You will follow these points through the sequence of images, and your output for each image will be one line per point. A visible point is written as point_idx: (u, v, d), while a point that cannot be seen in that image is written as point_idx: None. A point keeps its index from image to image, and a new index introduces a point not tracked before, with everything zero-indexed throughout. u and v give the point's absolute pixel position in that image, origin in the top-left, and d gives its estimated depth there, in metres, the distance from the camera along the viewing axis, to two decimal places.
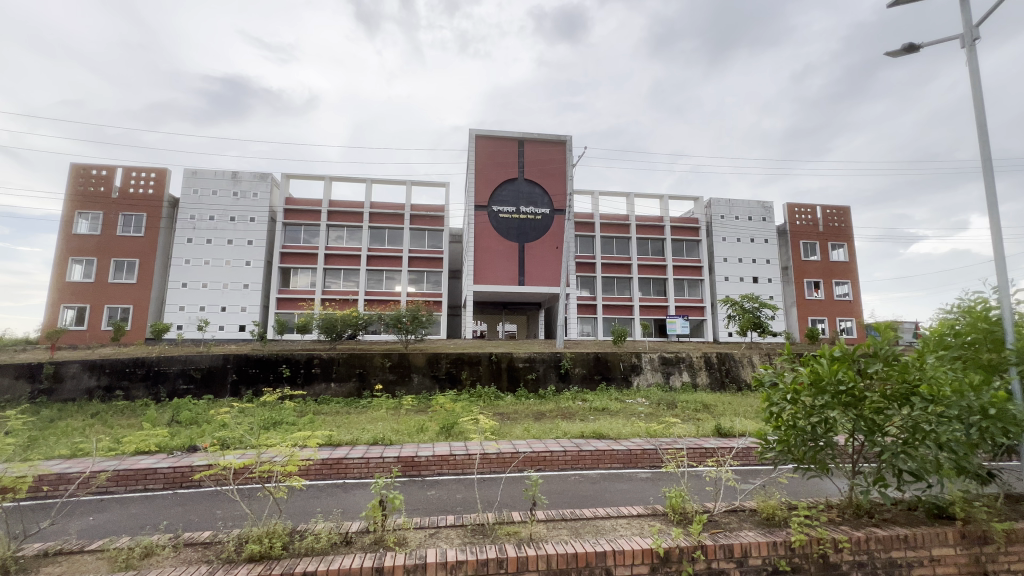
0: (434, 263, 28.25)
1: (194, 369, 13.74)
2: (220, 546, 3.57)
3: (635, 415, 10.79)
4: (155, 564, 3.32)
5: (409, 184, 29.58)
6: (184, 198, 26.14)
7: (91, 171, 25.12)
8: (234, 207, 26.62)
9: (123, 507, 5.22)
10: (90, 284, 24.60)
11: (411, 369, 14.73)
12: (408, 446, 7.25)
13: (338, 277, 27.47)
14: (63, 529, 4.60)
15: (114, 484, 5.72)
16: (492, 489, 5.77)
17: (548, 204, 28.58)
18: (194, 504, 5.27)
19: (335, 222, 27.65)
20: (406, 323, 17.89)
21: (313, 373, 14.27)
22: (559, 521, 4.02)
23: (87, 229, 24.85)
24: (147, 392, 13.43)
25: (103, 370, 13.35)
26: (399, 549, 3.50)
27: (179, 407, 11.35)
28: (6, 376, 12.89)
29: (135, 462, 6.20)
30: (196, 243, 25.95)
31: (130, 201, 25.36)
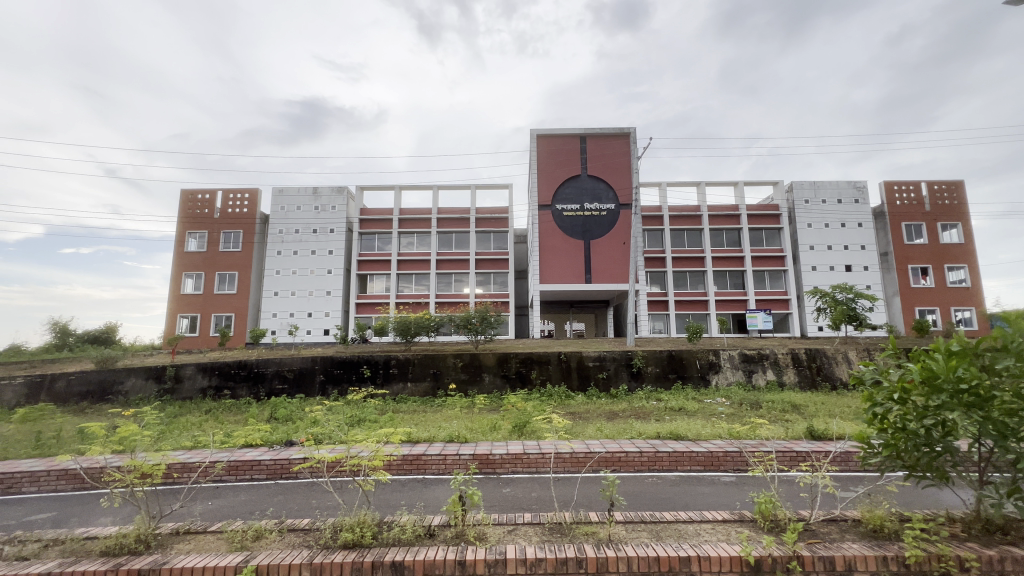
0: (501, 264, 28.67)
1: (287, 370, 15.04)
2: (318, 533, 3.88)
3: (715, 415, 10.23)
4: (264, 546, 3.67)
5: (473, 188, 30.27)
6: (273, 214, 28.68)
7: (197, 195, 28.25)
8: (316, 220, 28.79)
9: (235, 494, 5.85)
10: (200, 295, 27.72)
11: (482, 368, 15.10)
12: (482, 444, 7.43)
13: (410, 281, 28.76)
14: (190, 510, 5.24)
15: (226, 473, 6.42)
16: (568, 489, 5.76)
17: (613, 198, 28.00)
18: (292, 494, 5.77)
19: (406, 229, 28.95)
20: (475, 324, 18.30)
21: (391, 373, 15.10)
22: (638, 523, 3.93)
23: (196, 247, 28.05)
24: (250, 392, 14.89)
25: (213, 372, 14.99)
26: (480, 544, 3.60)
27: (276, 405, 12.45)
28: (138, 377, 14.85)
29: (243, 454, 6.91)
30: (285, 255, 28.39)
31: (230, 220, 28.27)
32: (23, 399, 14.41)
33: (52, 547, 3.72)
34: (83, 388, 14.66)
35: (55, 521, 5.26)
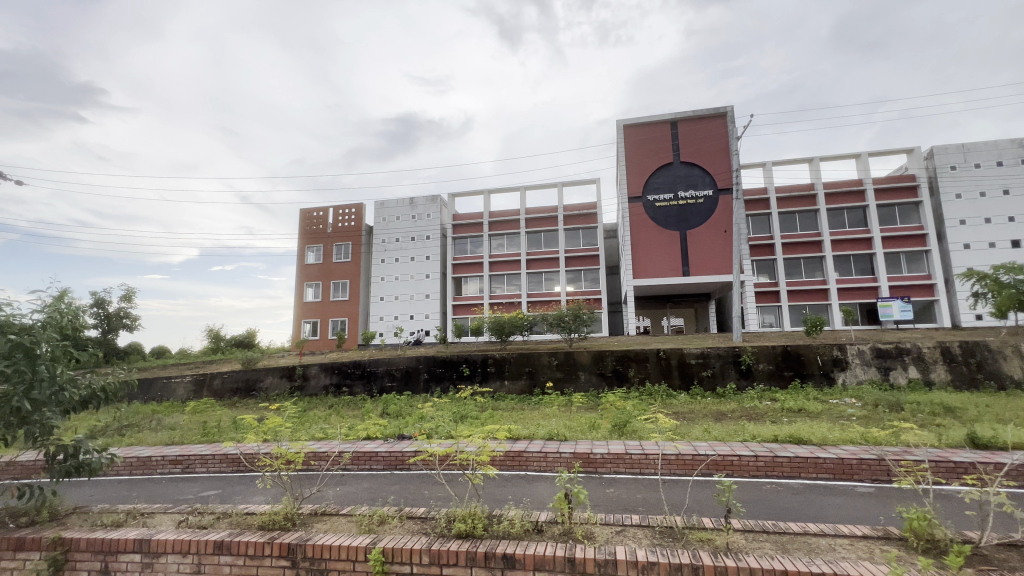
0: (591, 260, 28.25)
1: (395, 369, 16.25)
2: (434, 521, 4.14)
3: (845, 418, 9.11)
4: (388, 530, 4.01)
5: (560, 186, 30.19)
6: (377, 225, 31.17)
7: (313, 213, 31.61)
8: (414, 228, 30.72)
9: (359, 482, 6.46)
10: (319, 302, 30.96)
11: (578, 367, 14.99)
12: (582, 443, 7.40)
13: (502, 282, 29.51)
14: (325, 494, 5.90)
15: (351, 463, 7.11)
16: (677, 493, 5.50)
17: (710, 184, 26.20)
18: (407, 484, 6.24)
19: (496, 231, 29.73)
20: (568, 322, 18.22)
21: (488, 372, 15.63)
22: (759, 533, 3.64)
23: (314, 260, 31.38)
24: (365, 388, 16.34)
25: (334, 371, 16.66)
26: (588, 542, 3.59)
27: (388, 401, 13.50)
28: (275, 375, 17.01)
29: (363, 445, 7.61)
30: (388, 262, 30.69)
31: (340, 233, 31.24)
32: (191, 394, 17.23)
33: (223, 519, 4.41)
34: (233, 385, 17.12)
35: (222, 497, 6.22)
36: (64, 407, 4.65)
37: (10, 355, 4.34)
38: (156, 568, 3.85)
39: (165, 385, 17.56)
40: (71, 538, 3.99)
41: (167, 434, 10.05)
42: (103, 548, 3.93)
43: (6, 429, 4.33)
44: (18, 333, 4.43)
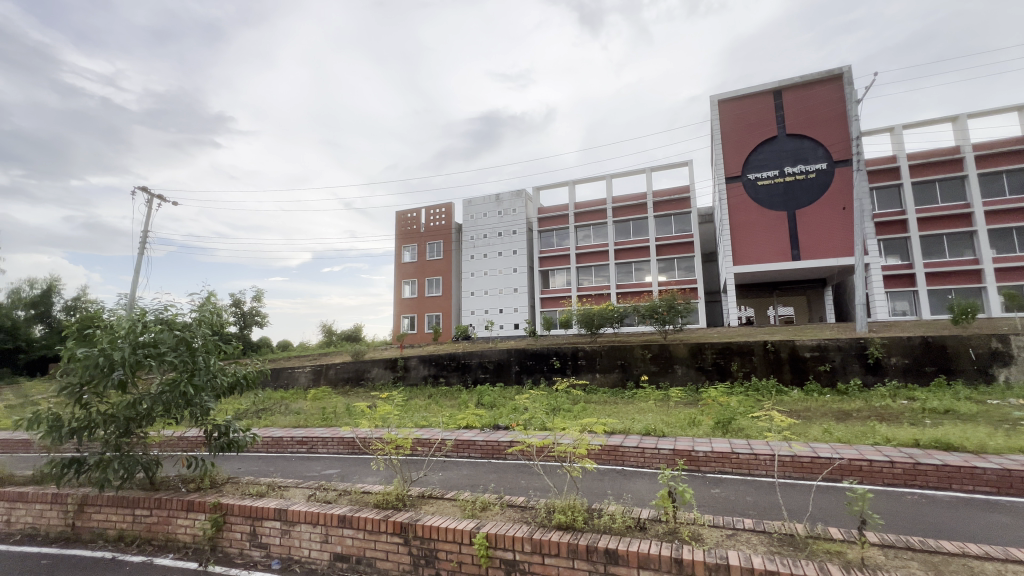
0: (684, 248, 26.74)
1: (487, 361, 16.78)
2: (534, 510, 4.21)
3: (1010, 422, 7.67)
4: (490, 516, 4.16)
5: (648, 171, 28.90)
6: (466, 223, 32.31)
7: (407, 214, 33.57)
8: (501, 224, 31.36)
9: (460, 469, 6.79)
10: (416, 298, 32.90)
11: (674, 360, 14.30)
12: (682, 439, 7.06)
13: (590, 273, 29.07)
14: (431, 478, 6.30)
15: (453, 450, 7.50)
16: (796, 498, 5.02)
17: (824, 156, 23.42)
18: (505, 473, 6.42)
19: (582, 222, 29.30)
20: (662, 313, 17.44)
21: (579, 364, 15.50)
22: (902, 549, 3.19)
23: (410, 258, 33.37)
24: (460, 379, 17.08)
25: (431, 362, 17.64)
26: (696, 544, 3.41)
27: (482, 392, 13.98)
28: (380, 366, 18.42)
29: (461, 434, 7.98)
30: (477, 258, 31.72)
31: (432, 232, 32.84)
32: (311, 382, 19.28)
33: (344, 496, 4.87)
34: (345, 375, 18.84)
35: (342, 476, 6.91)
36: (217, 391, 5.49)
37: (176, 346, 5.23)
38: (292, 534, 4.37)
39: (289, 374, 19.83)
40: (227, 504, 4.67)
41: (293, 418, 11.34)
42: (250, 514, 4.55)
43: (177, 409, 5.20)
44: (179, 329, 5.35)
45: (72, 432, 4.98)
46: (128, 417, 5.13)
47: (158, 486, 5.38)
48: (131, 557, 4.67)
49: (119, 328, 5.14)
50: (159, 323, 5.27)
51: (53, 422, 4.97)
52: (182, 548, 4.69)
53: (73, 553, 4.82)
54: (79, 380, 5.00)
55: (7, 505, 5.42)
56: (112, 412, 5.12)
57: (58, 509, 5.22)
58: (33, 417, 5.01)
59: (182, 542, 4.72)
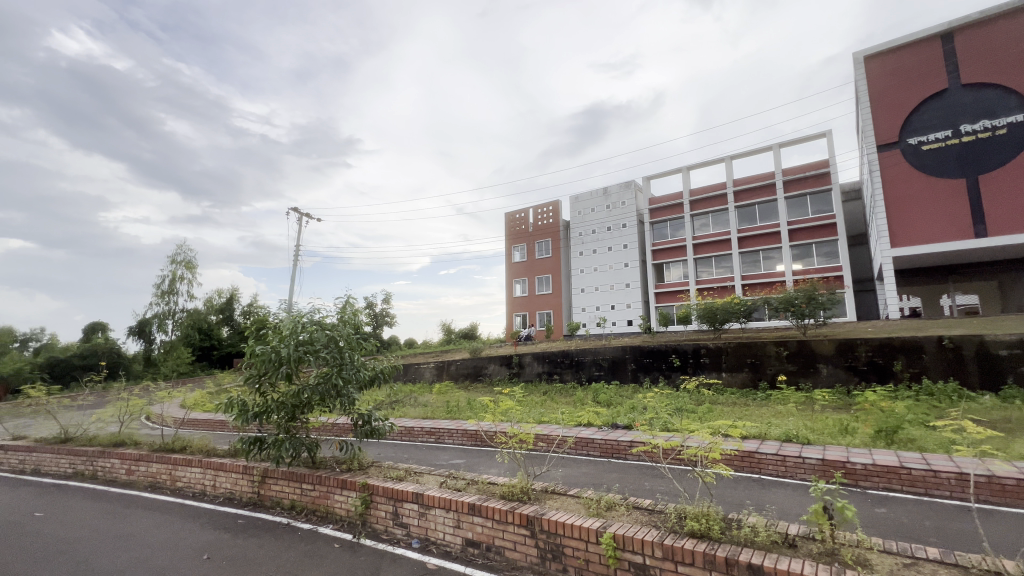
0: (824, 231, 23.50)
1: (602, 359, 16.49)
2: (663, 515, 4.02)
3: None
4: (616, 517, 4.06)
5: (776, 148, 25.92)
6: (573, 220, 32.14)
7: (516, 215, 34.39)
8: (610, 218, 30.58)
9: (580, 466, 6.78)
10: (527, 296, 33.57)
11: (816, 358, 12.64)
12: (832, 448, 6.21)
13: (710, 264, 27.02)
14: (553, 474, 6.39)
15: (572, 448, 7.53)
16: (995, 529, 4.11)
17: (1018, 105, 18.86)
18: (627, 474, 6.26)
19: (699, 210, 27.33)
20: (800, 306, 15.53)
21: (702, 362, 14.51)
22: None
23: (520, 257, 34.15)
24: (574, 376, 17.05)
25: (545, 359, 17.86)
26: (862, 571, 2.95)
27: (598, 390, 13.77)
28: (496, 363, 19.13)
29: (580, 431, 7.96)
30: (586, 254, 31.38)
31: (541, 231, 33.22)
32: (436, 377, 20.75)
33: (472, 485, 5.14)
34: (464, 371, 19.90)
35: (470, 466, 7.36)
36: (360, 383, 6.18)
37: (328, 344, 6.01)
38: (428, 517, 4.74)
39: (416, 369, 21.57)
40: (373, 485, 5.21)
41: (421, 410, 12.32)
42: (392, 496, 5.03)
43: (330, 399, 5.96)
44: (329, 329, 6.15)
45: (255, 415, 5.96)
46: (294, 404, 5.99)
47: (318, 465, 6.21)
48: (301, 524, 5.47)
49: (285, 328, 6.03)
50: (313, 324, 6.10)
51: (241, 407, 5.98)
52: (339, 521, 5.36)
53: (260, 515, 5.79)
54: (258, 371, 5.98)
55: (212, 472, 6.69)
56: (283, 400, 6.03)
57: (247, 478, 6.30)
58: (227, 402, 6.09)
59: (338, 515, 5.39)
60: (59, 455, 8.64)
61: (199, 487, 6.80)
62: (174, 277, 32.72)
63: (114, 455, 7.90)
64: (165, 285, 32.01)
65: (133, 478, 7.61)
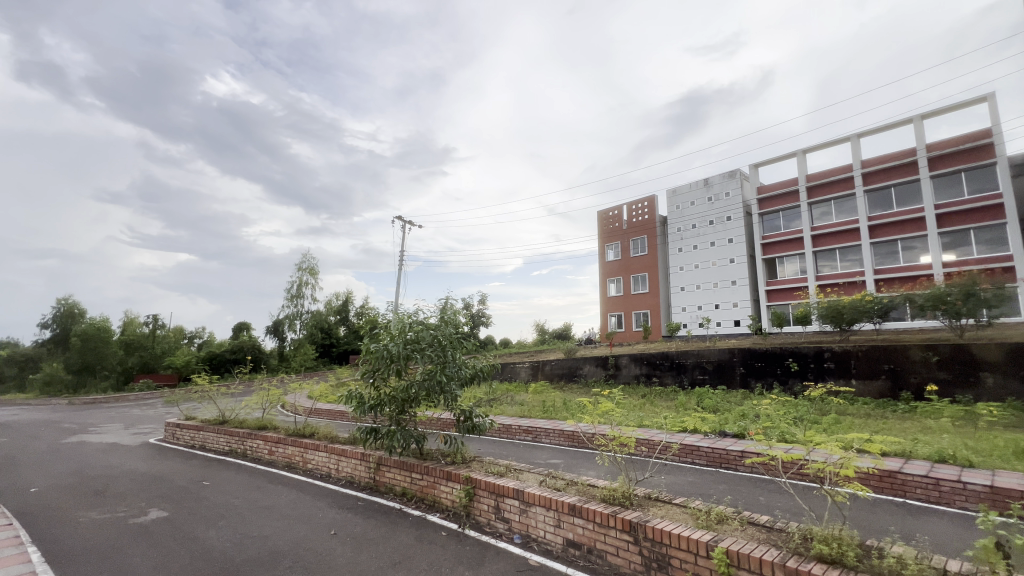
0: (986, 214, 19.70)
1: (706, 361, 15.46)
2: (784, 534, 3.66)
3: None
4: (728, 532, 3.78)
5: (918, 120, 22.27)
6: (671, 215, 30.55)
7: (609, 213, 33.58)
8: (712, 211, 28.56)
9: (684, 474, 6.44)
10: (622, 296, 32.56)
11: (977, 365, 10.66)
12: (1003, 474, 5.19)
13: (834, 258, 24.06)
14: (655, 480, 6.15)
15: (676, 455, 7.17)
16: None
17: None
18: (739, 487, 5.80)
19: (818, 197, 24.46)
20: (954, 304, 13.18)
21: (825, 368, 13.00)
22: None
23: (614, 256, 33.24)
24: (675, 379, 16.21)
25: (643, 361, 17.21)
26: None
27: (702, 395, 12.94)
28: (592, 364, 18.88)
29: (683, 438, 7.57)
30: (686, 251, 29.66)
31: (636, 228, 32.04)
32: (531, 376, 21.03)
33: (571, 486, 5.13)
34: (559, 371, 19.91)
35: (568, 466, 7.35)
36: (462, 381, 6.47)
37: (432, 342, 6.41)
38: (529, 514, 4.82)
39: (512, 368, 22.05)
40: (476, 479, 5.42)
41: (518, 409, 12.57)
42: (494, 491, 5.19)
43: (435, 395, 6.33)
44: (432, 329, 6.53)
45: (370, 408, 6.49)
46: (403, 398, 6.45)
47: (425, 456, 6.63)
48: (411, 510, 5.88)
49: (395, 329, 6.54)
50: (418, 324, 6.53)
51: (359, 399, 6.55)
52: (445, 510, 5.67)
53: (377, 499, 6.34)
54: (372, 366, 6.56)
55: (336, 457, 7.47)
56: (394, 394, 6.51)
57: (365, 464, 6.92)
58: (347, 394, 6.74)
59: (444, 505, 5.70)
60: (219, 434, 10.23)
61: (325, 470, 7.63)
62: (300, 283, 37.10)
63: (259, 437, 9.16)
64: (294, 289, 36.42)
65: (274, 458, 8.74)
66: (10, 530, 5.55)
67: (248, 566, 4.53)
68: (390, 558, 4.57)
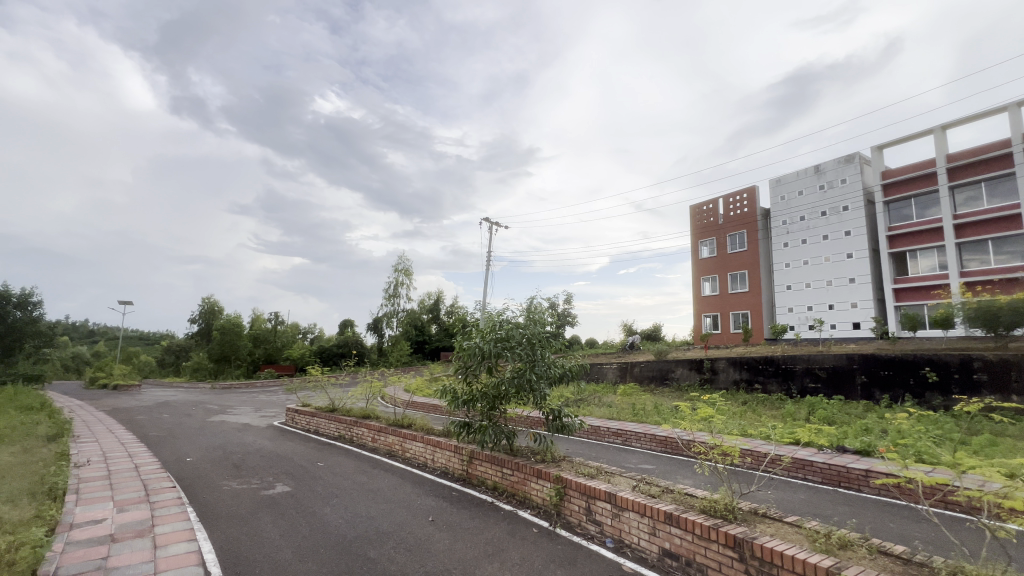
0: None
1: (819, 368, 13.95)
2: (927, 570, 3.18)
3: None
4: (853, 559, 3.37)
5: None
6: (775, 206, 27.93)
7: (702, 207, 31.52)
8: (824, 201, 25.64)
9: (796, 491, 5.87)
10: (718, 296, 30.41)
11: None
12: None
13: (985, 251, 20.46)
14: (761, 495, 5.70)
15: (786, 469, 6.57)
16: None
17: None
18: (865, 510, 5.16)
19: (963, 180, 20.90)
20: None
21: (975, 380, 11.18)
22: None
23: (708, 253, 31.13)
24: (781, 387, 14.83)
25: (743, 366, 15.95)
26: None
27: (814, 405, 11.68)
28: (685, 367, 17.91)
29: (793, 451, 6.94)
30: (793, 246, 26.98)
31: (733, 222, 29.73)
32: (619, 378, 20.49)
33: (667, 493, 4.91)
34: (649, 373, 19.15)
35: (662, 473, 7.07)
36: (550, 380, 6.48)
37: (521, 341, 6.53)
38: (622, 519, 4.70)
39: (599, 369, 21.65)
40: (567, 479, 5.40)
41: (606, 410, 12.33)
42: (586, 492, 5.13)
43: (525, 393, 6.42)
44: (520, 328, 6.64)
45: (464, 402, 6.76)
46: (494, 395, 6.62)
47: (516, 453, 6.75)
48: (503, 504, 6.03)
49: (485, 327, 6.76)
50: (507, 323, 6.68)
51: (453, 394, 6.85)
52: (536, 507, 5.72)
53: (470, 491, 6.58)
54: (464, 363, 6.83)
55: (431, 448, 7.89)
56: (485, 390, 6.71)
57: (459, 456, 7.23)
58: (442, 389, 7.07)
59: (535, 502, 5.75)
60: (330, 421, 11.29)
61: (422, 460, 8.09)
62: (397, 283, 39.69)
63: (364, 425, 9.98)
64: (392, 289, 39.04)
65: (377, 445, 9.46)
66: (173, 492, 6.62)
67: (358, 544, 4.93)
68: (484, 549, 4.72)
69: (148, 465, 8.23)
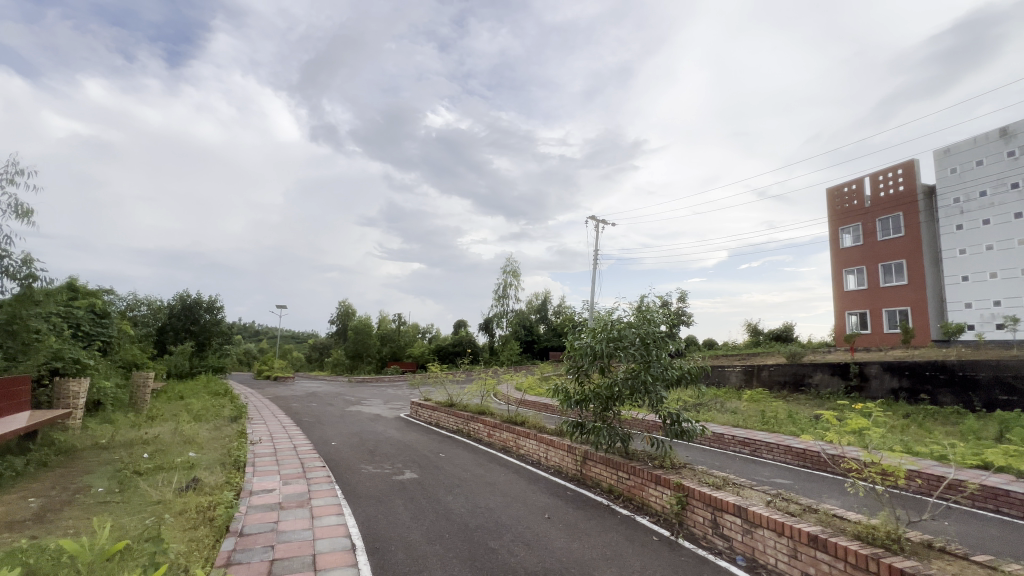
0: None
1: (1014, 377, 11.33)
2: None
3: None
4: None
5: None
6: (942, 182, 23.34)
7: (842, 189, 27.48)
8: (1014, 170, 20.75)
9: (985, 526, 4.84)
10: (865, 290, 26.26)
11: None
12: None
13: None
14: (935, 525, 4.81)
15: (970, 498, 5.45)
16: None
17: None
18: None
19: None
20: None
21: None
22: None
23: (852, 241, 27.03)
24: (957, 399, 12.32)
25: (903, 372, 13.57)
26: None
27: (1007, 421, 9.51)
28: (825, 372, 15.80)
29: (978, 476, 5.75)
30: (969, 228, 22.32)
31: (884, 204, 25.44)
32: (743, 382, 18.78)
33: (810, 513, 4.36)
34: (780, 378, 17.25)
35: (802, 490, 6.32)
36: (668, 382, 6.17)
37: (634, 341, 6.29)
38: (755, 537, 4.30)
39: (720, 372, 20.05)
40: (689, 488, 5.09)
41: (731, 417, 11.35)
42: (711, 503, 4.79)
43: (639, 394, 6.19)
44: (632, 327, 6.41)
45: (576, 402, 6.73)
46: (607, 395, 6.47)
47: (632, 456, 6.53)
48: (620, 508, 5.87)
49: (596, 326, 6.66)
50: (618, 323, 6.51)
51: (565, 393, 6.87)
52: (655, 514, 5.47)
53: (585, 492, 6.52)
54: (576, 363, 6.81)
55: (545, 446, 7.99)
56: (597, 391, 6.60)
57: (572, 456, 7.22)
58: (554, 388, 7.13)
59: (654, 509, 5.51)
60: (450, 415, 12.02)
61: (536, 457, 8.23)
62: (506, 284, 40.94)
63: (480, 421, 10.46)
64: (501, 291, 40.36)
65: (492, 440, 9.85)
66: (324, 471, 7.61)
67: (479, 533, 5.19)
68: (603, 552, 4.65)
69: (304, 446, 9.57)
